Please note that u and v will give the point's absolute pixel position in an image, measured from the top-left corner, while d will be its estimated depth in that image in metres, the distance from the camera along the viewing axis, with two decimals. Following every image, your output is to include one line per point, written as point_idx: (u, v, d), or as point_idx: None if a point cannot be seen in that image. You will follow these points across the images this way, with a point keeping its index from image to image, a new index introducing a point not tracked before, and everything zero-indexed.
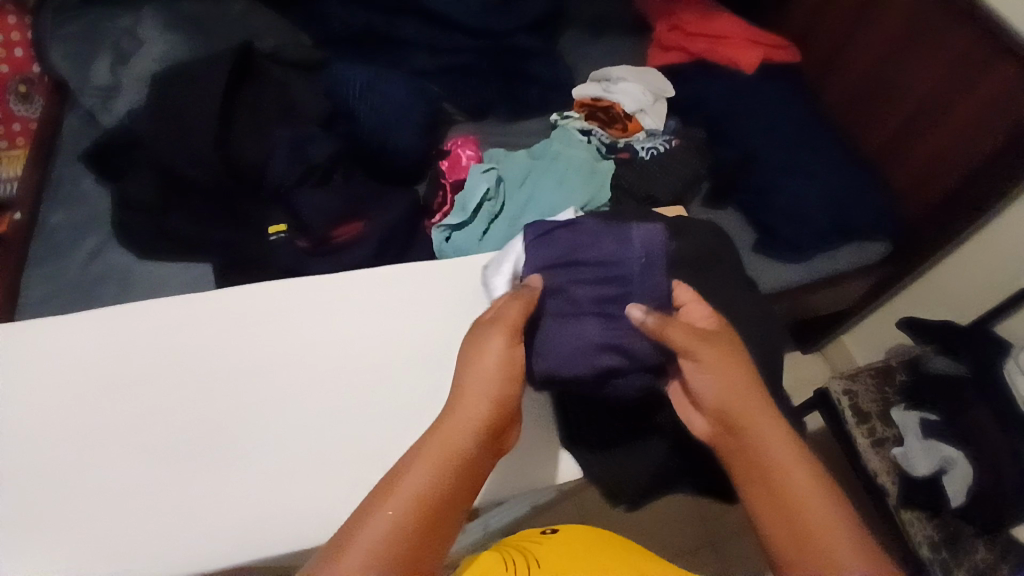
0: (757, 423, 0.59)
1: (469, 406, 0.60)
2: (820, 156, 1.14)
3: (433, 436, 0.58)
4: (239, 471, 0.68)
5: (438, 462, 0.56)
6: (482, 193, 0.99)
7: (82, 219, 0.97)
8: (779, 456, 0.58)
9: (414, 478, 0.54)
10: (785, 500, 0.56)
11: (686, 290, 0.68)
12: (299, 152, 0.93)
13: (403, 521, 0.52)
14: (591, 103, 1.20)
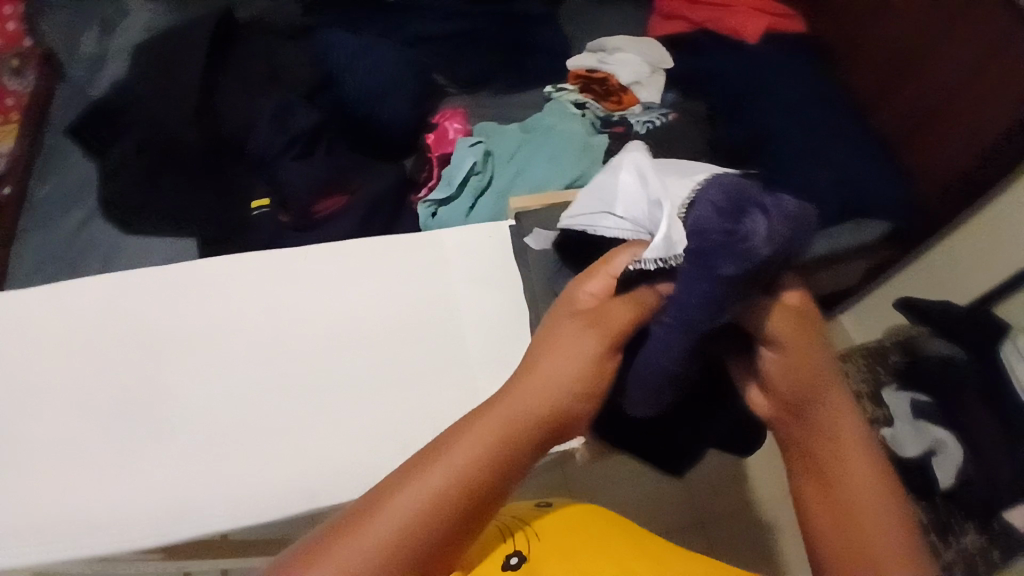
0: (835, 424, 0.47)
1: (541, 378, 0.48)
2: (825, 130, 1.10)
3: (485, 413, 0.46)
4: (174, 441, 0.64)
5: (484, 443, 0.44)
6: (469, 167, 0.97)
7: (70, 192, 0.97)
8: (858, 470, 0.45)
9: (467, 449, 0.44)
10: (849, 514, 0.44)
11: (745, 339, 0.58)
12: (279, 123, 0.93)
13: (433, 503, 0.41)
14: (586, 75, 1.17)
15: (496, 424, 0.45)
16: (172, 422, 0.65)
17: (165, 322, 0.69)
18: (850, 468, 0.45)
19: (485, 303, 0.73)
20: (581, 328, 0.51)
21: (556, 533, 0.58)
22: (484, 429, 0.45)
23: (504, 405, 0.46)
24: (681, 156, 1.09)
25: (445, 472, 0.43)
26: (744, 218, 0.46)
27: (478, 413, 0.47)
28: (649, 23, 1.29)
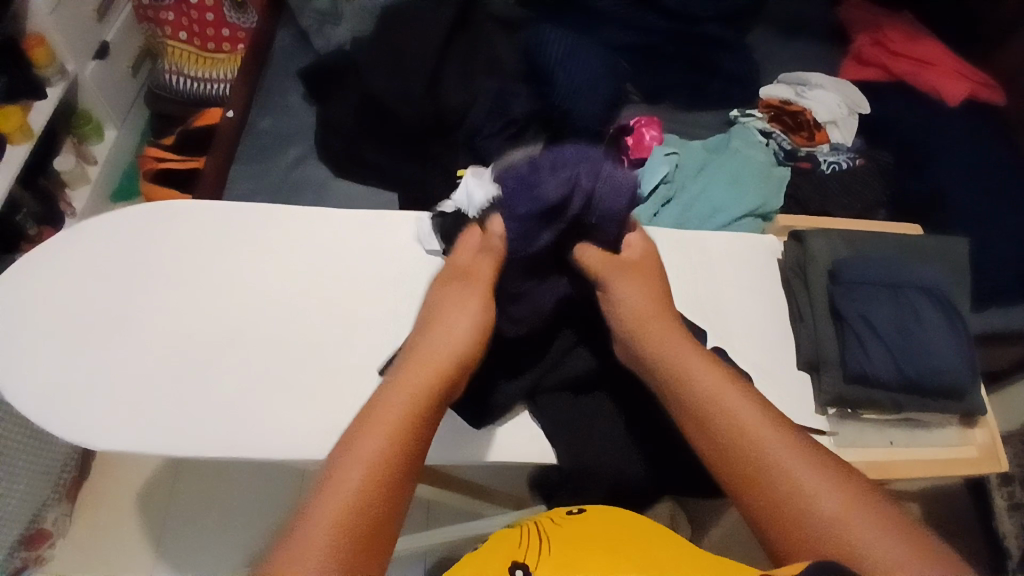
0: (730, 403, 0.53)
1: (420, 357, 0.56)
2: (1018, 209, 1.08)
3: (412, 382, 0.52)
4: (222, 387, 0.69)
5: (397, 430, 0.47)
6: (663, 176, 1.01)
7: (288, 129, 1.04)
8: (773, 449, 0.49)
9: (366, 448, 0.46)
10: (794, 504, 0.46)
11: (594, 254, 0.67)
12: (501, 102, 0.95)
13: (362, 499, 0.43)
14: (779, 105, 1.16)
15: (397, 410, 0.49)
16: (223, 369, 0.70)
17: (186, 276, 0.75)
18: (767, 449, 0.49)
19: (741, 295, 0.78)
20: (465, 291, 0.63)
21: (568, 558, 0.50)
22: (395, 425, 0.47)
23: (417, 381, 0.52)
24: (860, 205, 1.09)
25: (357, 475, 0.44)
26: (532, 178, 0.66)
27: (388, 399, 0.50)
28: (839, 64, 1.28)
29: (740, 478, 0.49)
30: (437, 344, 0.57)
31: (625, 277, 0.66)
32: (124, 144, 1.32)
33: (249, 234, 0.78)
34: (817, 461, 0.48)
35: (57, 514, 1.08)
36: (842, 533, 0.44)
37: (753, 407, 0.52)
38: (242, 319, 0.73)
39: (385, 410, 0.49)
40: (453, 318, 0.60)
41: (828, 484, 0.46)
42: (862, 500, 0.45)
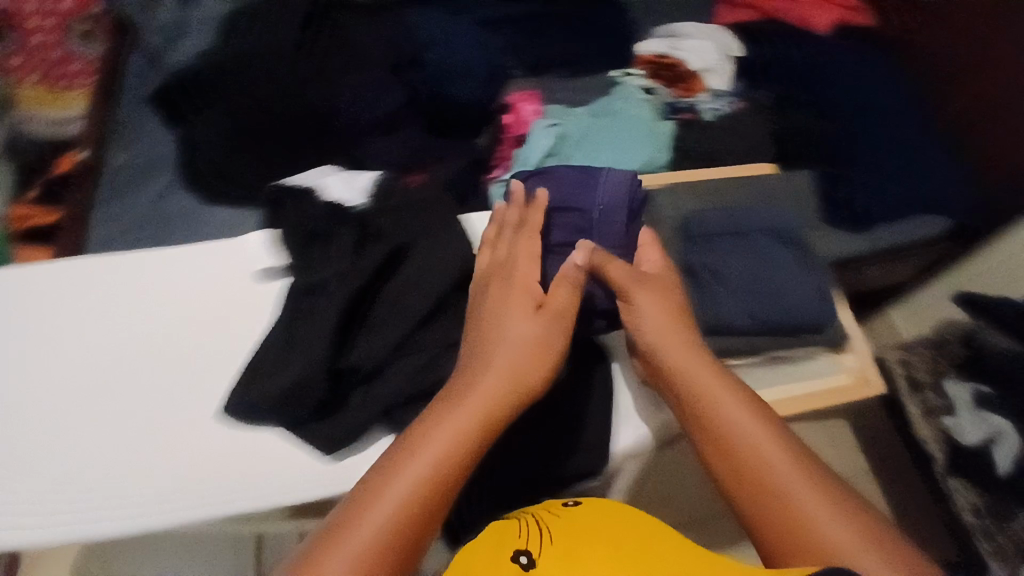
0: (709, 390, 0.59)
1: (483, 377, 0.59)
2: (890, 129, 1.12)
3: (465, 404, 0.56)
4: (49, 454, 0.64)
5: (446, 447, 0.53)
6: (546, 149, 0.98)
7: (150, 160, 0.98)
8: (756, 437, 0.55)
9: (421, 462, 0.52)
10: (766, 489, 0.52)
11: (621, 269, 0.67)
12: (366, 100, 0.91)
13: (412, 507, 0.49)
14: (655, 60, 1.17)
15: (452, 435, 0.54)
16: (51, 433, 0.65)
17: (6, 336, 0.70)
18: (745, 438, 0.55)
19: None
20: (506, 288, 0.66)
21: (573, 539, 0.51)
22: (441, 445, 0.53)
23: (471, 402, 0.56)
24: (747, 148, 1.10)
25: (410, 485, 0.50)
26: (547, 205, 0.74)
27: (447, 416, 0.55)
28: (713, 9, 1.28)
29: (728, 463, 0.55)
30: (482, 366, 0.60)
31: (646, 279, 0.68)
32: None
33: (117, 279, 0.75)
34: (792, 453, 0.54)
35: None
36: (808, 519, 0.49)
37: (733, 396, 0.58)
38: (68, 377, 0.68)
39: (433, 428, 0.54)
40: (492, 330, 0.62)
41: (801, 476, 0.52)
42: (824, 494, 0.51)
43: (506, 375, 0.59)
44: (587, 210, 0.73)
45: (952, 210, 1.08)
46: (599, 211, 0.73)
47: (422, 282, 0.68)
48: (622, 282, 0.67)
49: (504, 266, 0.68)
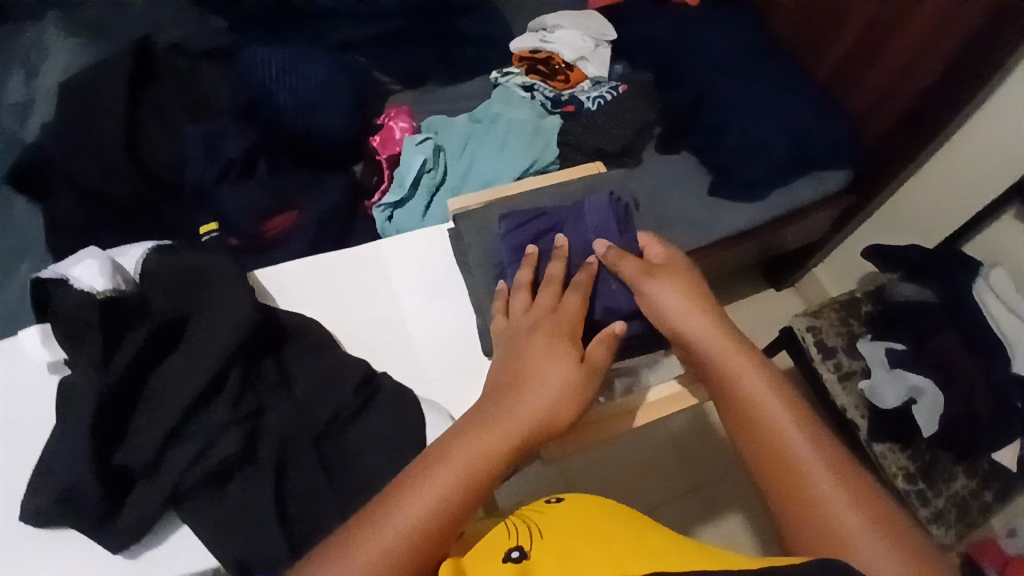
0: (716, 350, 0.54)
1: (512, 403, 0.50)
2: (776, 85, 1.08)
3: (489, 424, 0.48)
4: None
5: (453, 476, 0.45)
6: (419, 166, 0.95)
7: (14, 242, 0.94)
8: (761, 397, 0.51)
9: (417, 498, 0.44)
10: (774, 451, 0.48)
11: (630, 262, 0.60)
12: (213, 147, 0.88)
13: (411, 534, 0.42)
14: (530, 56, 1.14)
15: (463, 459, 0.46)
16: None
17: None
18: (754, 398, 0.52)
19: (453, 313, 0.65)
20: (549, 334, 0.55)
21: (565, 532, 0.47)
22: (448, 471, 0.45)
23: (494, 426, 0.48)
24: (632, 130, 1.06)
25: (412, 513, 0.43)
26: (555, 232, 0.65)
27: (466, 434, 0.48)
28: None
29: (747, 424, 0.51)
30: (518, 390, 0.51)
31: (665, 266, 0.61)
32: None
33: None
34: (794, 409, 0.51)
35: None
36: (830, 514, 0.44)
37: (735, 353, 0.54)
38: None
39: (452, 454, 0.47)
40: (532, 367, 0.52)
41: (802, 437, 0.49)
42: (830, 456, 0.48)
43: (543, 404, 0.50)
44: (575, 229, 0.65)
45: (845, 160, 1.06)
46: (592, 228, 0.64)
47: (200, 351, 0.49)
48: (637, 271, 0.60)
49: (554, 314, 0.57)
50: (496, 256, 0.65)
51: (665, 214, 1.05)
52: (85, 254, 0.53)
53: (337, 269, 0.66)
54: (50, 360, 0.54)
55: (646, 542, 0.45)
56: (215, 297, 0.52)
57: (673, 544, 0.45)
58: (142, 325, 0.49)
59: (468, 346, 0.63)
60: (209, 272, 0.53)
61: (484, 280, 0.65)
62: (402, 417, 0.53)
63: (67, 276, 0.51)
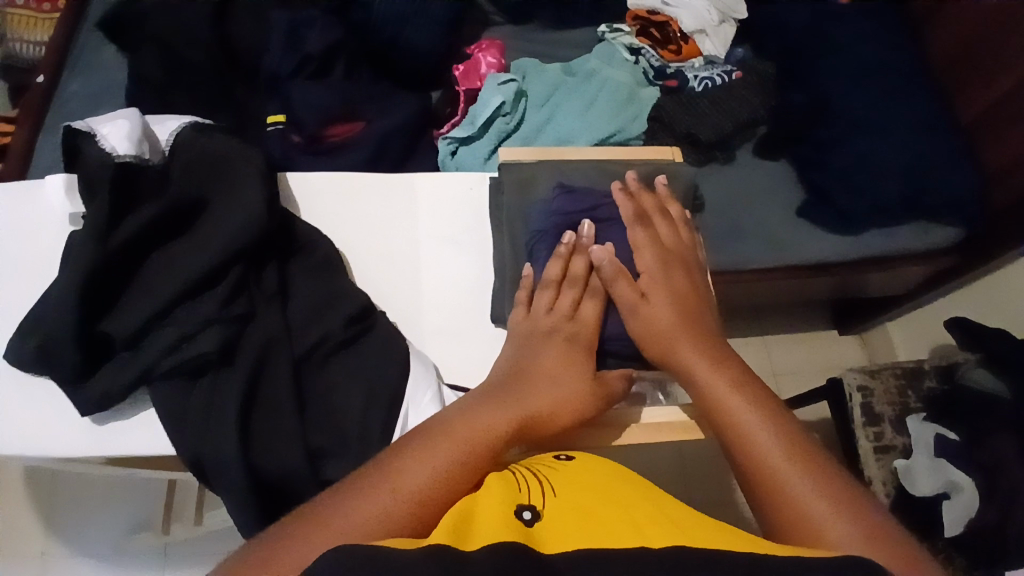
0: (675, 360, 0.50)
1: (517, 388, 0.48)
2: (907, 114, 0.95)
3: (487, 399, 0.47)
4: None
5: (455, 451, 0.42)
6: (495, 107, 0.89)
7: (99, 89, 0.97)
8: (752, 430, 0.44)
9: (413, 462, 0.41)
10: (768, 483, 0.41)
11: (624, 287, 0.54)
12: (296, 37, 0.86)
13: (410, 508, 0.38)
14: (646, 16, 1.04)
15: (464, 435, 0.44)
16: None
17: None
18: (735, 420, 0.45)
19: (470, 272, 0.61)
20: (566, 345, 0.52)
21: (580, 495, 0.42)
22: (445, 438, 0.43)
23: (503, 407, 0.46)
24: (734, 125, 0.97)
25: (409, 484, 0.39)
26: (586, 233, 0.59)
27: (465, 417, 0.45)
28: None
29: (740, 461, 0.44)
30: (523, 382, 0.49)
31: (672, 282, 0.54)
32: None
33: None
34: (789, 435, 0.43)
35: None
36: (817, 526, 0.38)
37: (724, 375, 0.47)
38: None
39: (449, 433, 0.44)
40: (549, 371, 0.50)
41: (801, 465, 0.41)
42: (833, 488, 0.40)
43: (548, 404, 0.48)
44: (620, 233, 0.59)
45: (960, 218, 0.94)
46: (625, 248, 0.58)
47: (203, 238, 0.50)
48: (632, 296, 0.54)
49: (569, 323, 0.54)
50: (537, 224, 0.60)
51: (740, 222, 0.97)
52: (119, 113, 0.52)
53: (367, 193, 0.63)
54: (69, 212, 0.55)
55: (668, 518, 0.40)
56: (232, 192, 0.51)
57: (700, 524, 0.40)
58: (152, 206, 0.49)
59: (477, 311, 0.59)
60: (239, 169, 0.52)
61: (511, 243, 0.61)
62: (384, 363, 0.52)
63: (96, 131, 0.51)
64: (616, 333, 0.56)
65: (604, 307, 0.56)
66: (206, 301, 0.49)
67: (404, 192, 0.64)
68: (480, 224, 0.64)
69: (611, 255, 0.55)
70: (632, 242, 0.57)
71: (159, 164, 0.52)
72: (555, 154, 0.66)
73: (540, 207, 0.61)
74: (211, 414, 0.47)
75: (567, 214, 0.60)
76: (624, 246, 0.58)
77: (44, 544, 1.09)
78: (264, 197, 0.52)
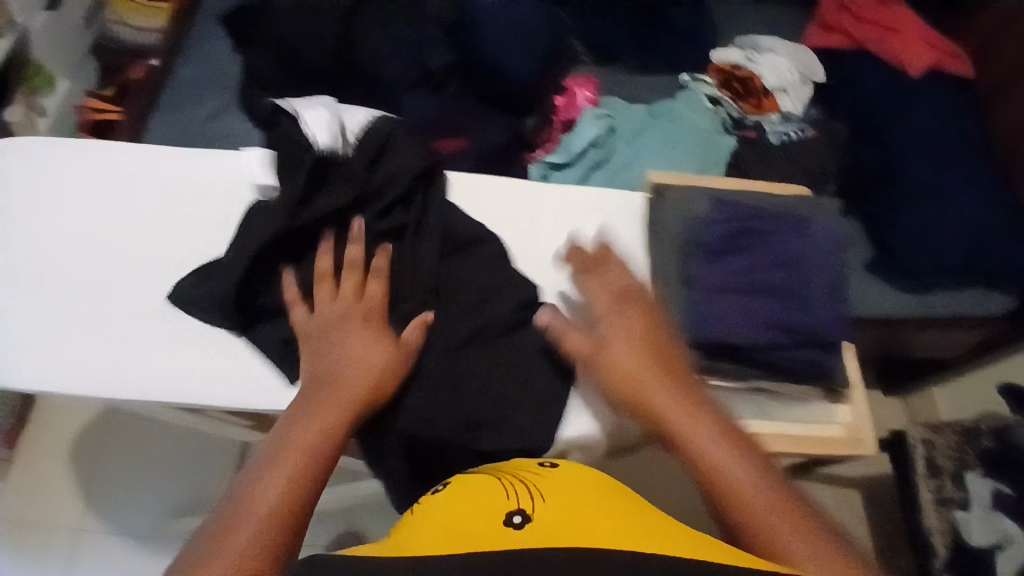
0: (631, 382, 0.53)
1: (326, 394, 0.53)
2: (972, 185, 1.01)
3: (307, 407, 0.52)
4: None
5: (302, 457, 0.48)
6: (590, 138, 0.95)
7: (206, 75, 1.00)
8: (698, 442, 0.47)
9: (268, 480, 0.46)
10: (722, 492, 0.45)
11: (768, 304, 0.58)
12: (419, 55, 0.92)
13: (274, 523, 0.44)
14: (729, 70, 1.10)
15: (297, 451, 0.48)
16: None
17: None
18: (682, 437, 0.48)
19: (626, 276, 0.65)
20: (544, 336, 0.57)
21: (567, 496, 0.44)
22: (281, 450, 0.48)
23: (315, 408, 0.51)
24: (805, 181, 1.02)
25: (268, 502, 0.45)
26: (737, 242, 0.62)
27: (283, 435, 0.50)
28: (806, 28, 1.18)
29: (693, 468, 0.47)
30: (340, 385, 0.53)
31: (637, 305, 0.58)
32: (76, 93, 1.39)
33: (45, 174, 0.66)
34: (731, 442, 0.47)
35: None
36: (760, 533, 0.42)
37: (683, 398, 0.50)
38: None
39: (292, 442, 0.49)
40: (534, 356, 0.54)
41: (742, 468, 0.45)
42: (775, 493, 0.44)
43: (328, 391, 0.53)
44: (783, 251, 0.62)
45: (1020, 287, 0.98)
46: (778, 264, 0.60)
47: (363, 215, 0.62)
48: (585, 350, 0.56)
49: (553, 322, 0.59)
50: (699, 231, 0.63)
51: None
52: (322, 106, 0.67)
53: (527, 201, 0.68)
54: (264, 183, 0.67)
55: (648, 524, 0.42)
56: (392, 177, 0.64)
57: (679, 533, 0.41)
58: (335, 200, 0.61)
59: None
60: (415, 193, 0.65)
61: (667, 249, 0.63)
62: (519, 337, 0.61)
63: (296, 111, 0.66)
64: (755, 332, 0.57)
65: (739, 306, 0.58)
66: (331, 288, 0.60)
67: (564, 203, 0.68)
68: (630, 239, 0.67)
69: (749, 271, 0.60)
70: (737, 263, 0.61)
71: (360, 163, 0.63)
72: (704, 184, 0.71)
73: (701, 217, 0.65)
74: (376, 356, 0.56)
75: (724, 225, 0.63)
76: (775, 259, 0.61)
77: (81, 517, 1.09)
78: (433, 219, 0.64)
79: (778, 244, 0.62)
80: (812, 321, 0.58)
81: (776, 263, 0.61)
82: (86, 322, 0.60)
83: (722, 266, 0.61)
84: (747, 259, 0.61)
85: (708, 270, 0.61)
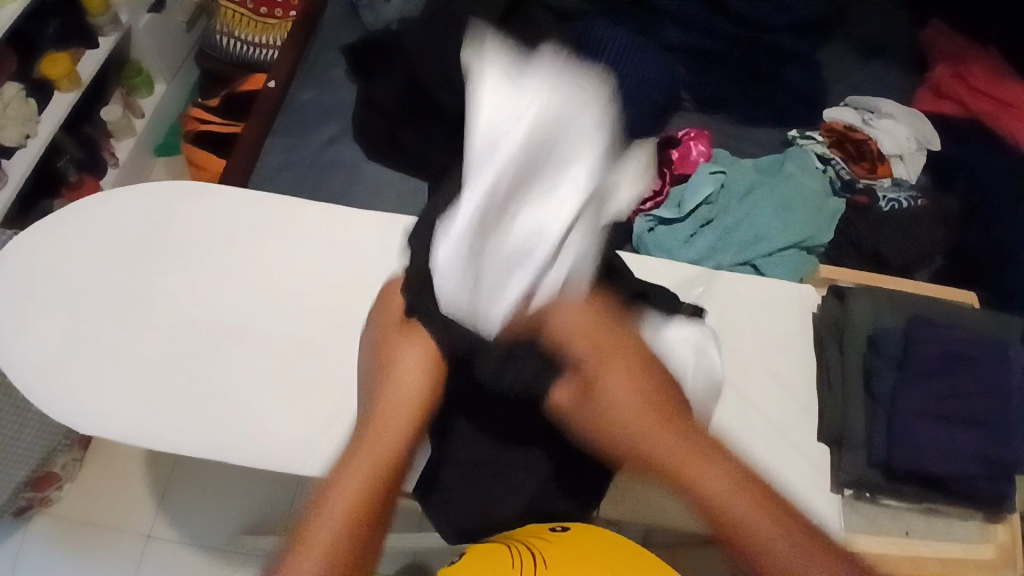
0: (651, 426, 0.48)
1: (395, 394, 0.52)
2: None
3: (369, 427, 0.48)
4: (128, 363, 0.63)
5: (368, 474, 0.45)
6: (706, 196, 0.94)
7: (328, 104, 1.04)
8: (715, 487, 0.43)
9: (338, 488, 0.44)
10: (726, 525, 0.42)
11: (934, 432, 0.64)
12: None
13: (347, 530, 0.42)
14: (843, 131, 1.07)
15: (371, 458, 0.46)
16: (131, 349, 0.64)
17: (135, 249, 0.68)
18: (705, 476, 0.44)
19: (795, 379, 0.72)
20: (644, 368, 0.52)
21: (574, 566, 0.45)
22: (361, 463, 0.46)
23: (377, 426, 0.49)
24: (920, 251, 0.98)
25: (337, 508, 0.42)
26: (924, 367, 0.67)
27: (362, 447, 0.47)
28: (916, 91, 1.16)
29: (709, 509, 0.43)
30: (402, 383, 0.53)
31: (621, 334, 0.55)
32: (173, 96, 1.38)
33: (228, 223, 0.71)
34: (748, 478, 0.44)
35: (66, 459, 1.02)
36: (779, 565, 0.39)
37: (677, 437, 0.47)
38: (157, 293, 0.67)
39: (359, 457, 0.46)
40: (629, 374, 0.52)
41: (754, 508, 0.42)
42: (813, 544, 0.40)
43: (411, 388, 0.52)
44: (977, 378, 0.66)
45: None
46: (960, 397, 0.65)
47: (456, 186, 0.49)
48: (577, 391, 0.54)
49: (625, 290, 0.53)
50: (884, 349, 0.69)
51: None
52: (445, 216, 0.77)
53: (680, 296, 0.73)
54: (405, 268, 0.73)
55: None
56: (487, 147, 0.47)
57: None
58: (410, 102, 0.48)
59: (776, 418, 0.70)
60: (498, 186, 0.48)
61: (852, 368, 0.70)
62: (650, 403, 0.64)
63: None
64: (936, 462, 0.63)
65: (918, 433, 0.64)
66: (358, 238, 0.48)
67: (740, 303, 0.75)
68: (785, 340, 0.74)
69: (928, 400, 0.65)
70: (919, 392, 0.65)
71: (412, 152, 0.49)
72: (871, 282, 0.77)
73: (889, 334, 0.70)
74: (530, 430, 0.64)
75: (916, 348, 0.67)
76: (960, 394, 0.65)
77: (150, 523, 1.04)
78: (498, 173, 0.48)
79: (967, 375, 0.66)
80: (1002, 445, 0.64)
81: (961, 393, 0.66)
82: (220, 373, 0.64)
83: (920, 386, 0.66)
84: (949, 379, 0.66)
85: (902, 388, 0.66)
